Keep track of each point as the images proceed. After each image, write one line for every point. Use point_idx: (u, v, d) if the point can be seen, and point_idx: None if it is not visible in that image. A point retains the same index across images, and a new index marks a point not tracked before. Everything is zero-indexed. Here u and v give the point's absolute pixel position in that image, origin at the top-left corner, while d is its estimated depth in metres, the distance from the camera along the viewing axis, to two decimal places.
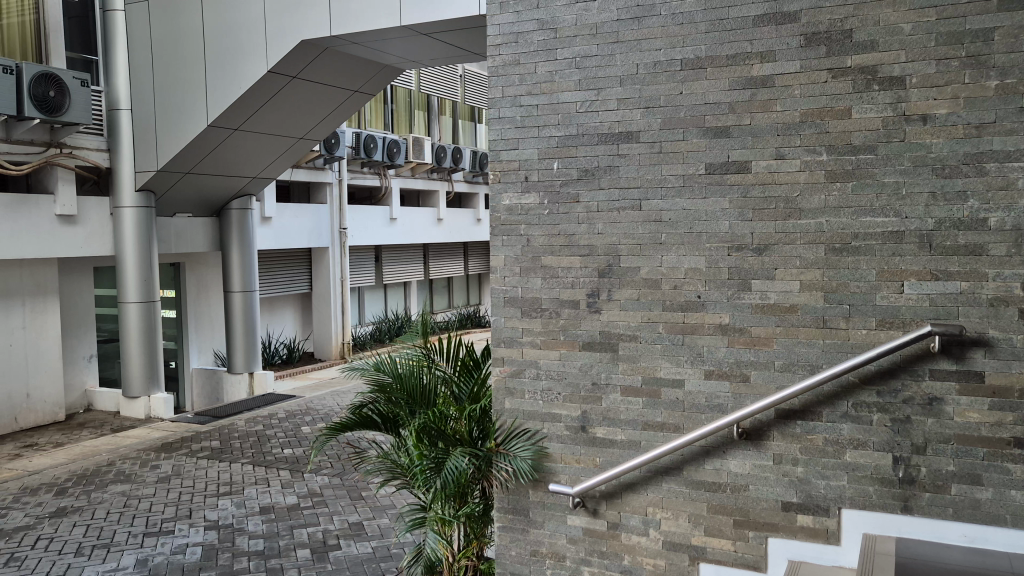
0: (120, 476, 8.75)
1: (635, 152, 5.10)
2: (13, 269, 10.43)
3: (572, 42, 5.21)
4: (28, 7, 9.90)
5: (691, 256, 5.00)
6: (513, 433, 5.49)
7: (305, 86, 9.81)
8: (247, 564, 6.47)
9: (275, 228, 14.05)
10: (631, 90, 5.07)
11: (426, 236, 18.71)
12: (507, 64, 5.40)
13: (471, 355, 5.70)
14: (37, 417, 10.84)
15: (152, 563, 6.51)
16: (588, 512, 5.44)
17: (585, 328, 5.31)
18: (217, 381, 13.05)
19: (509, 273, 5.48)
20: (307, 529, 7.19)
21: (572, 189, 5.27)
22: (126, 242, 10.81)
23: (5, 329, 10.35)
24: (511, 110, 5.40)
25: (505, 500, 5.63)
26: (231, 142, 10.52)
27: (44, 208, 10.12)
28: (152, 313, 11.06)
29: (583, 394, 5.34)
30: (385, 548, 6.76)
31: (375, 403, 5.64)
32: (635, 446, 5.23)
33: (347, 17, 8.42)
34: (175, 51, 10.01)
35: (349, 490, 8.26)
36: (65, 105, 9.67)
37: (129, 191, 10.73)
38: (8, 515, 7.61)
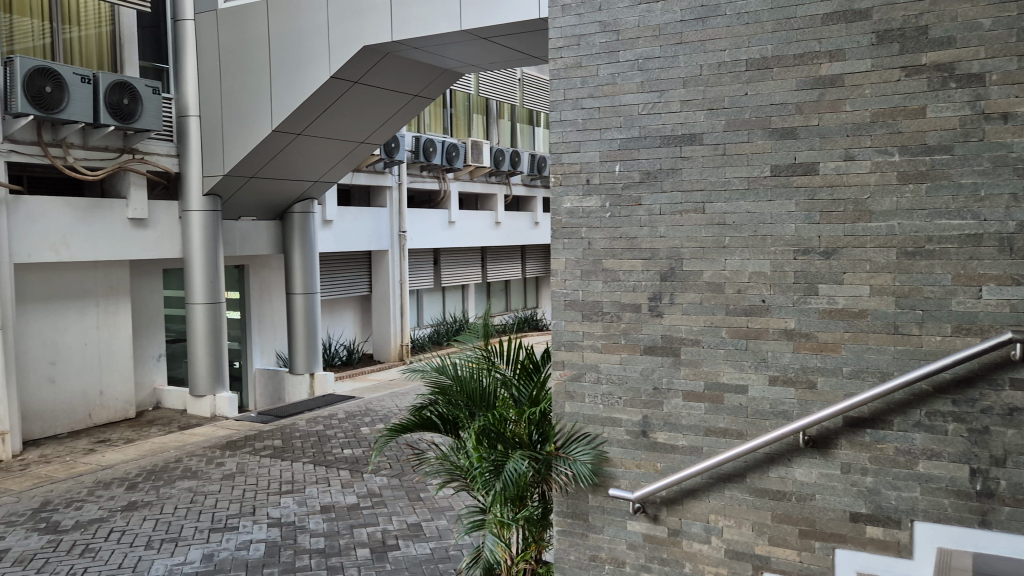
0: (187, 472, 8.98)
1: (698, 154, 5.03)
2: (88, 270, 10.80)
3: (635, 44, 5.17)
4: (105, 18, 10.31)
5: (756, 259, 4.91)
6: (573, 437, 5.48)
7: (366, 91, 9.95)
8: (308, 562, 6.57)
9: (336, 230, 14.27)
10: (693, 91, 5.02)
11: (485, 238, 18.79)
12: (568, 67, 5.39)
13: (531, 358, 5.71)
14: (109, 414, 11.18)
15: (218, 558, 6.65)
16: (648, 517, 5.38)
17: (647, 332, 5.25)
18: (279, 381, 13.31)
19: (570, 275, 5.46)
20: (366, 528, 7.28)
21: (633, 192, 5.23)
22: (194, 244, 11.08)
23: (80, 328, 10.72)
24: (573, 112, 5.38)
25: (565, 504, 5.60)
26: (294, 146, 10.71)
27: (117, 212, 10.47)
28: (218, 314, 11.31)
29: (644, 399, 5.29)
30: (444, 549, 6.79)
31: (434, 406, 5.67)
32: (697, 451, 5.15)
33: (408, 22, 8.52)
34: (241, 58, 10.26)
35: (408, 491, 8.33)
36: (137, 112, 9.99)
37: (196, 196, 10.99)
38: (83, 507, 7.88)
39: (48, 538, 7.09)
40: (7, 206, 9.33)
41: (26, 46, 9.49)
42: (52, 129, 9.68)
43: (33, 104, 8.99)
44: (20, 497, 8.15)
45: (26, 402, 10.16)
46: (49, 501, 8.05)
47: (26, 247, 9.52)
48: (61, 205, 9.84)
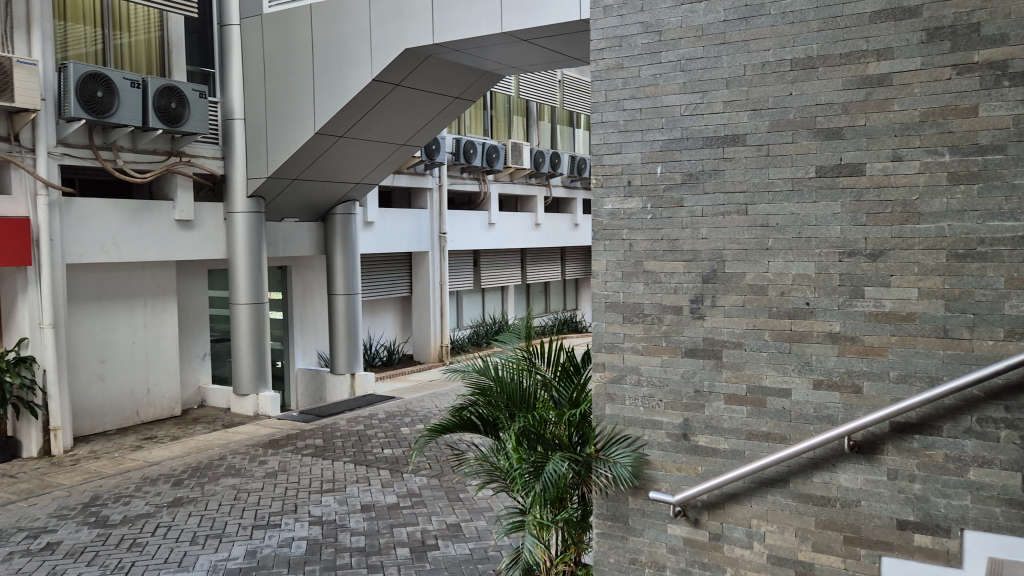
0: (231, 470, 9.14)
1: (741, 156, 4.98)
2: (136, 271, 11.04)
3: (677, 44, 5.14)
4: (154, 24, 10.56)
5: (800, 261, 4.85)
6: (613, 439, 5.45)
7: (407, 94, 10.02)
8: (349, 560, 6.63)
9: (377, 232, 14.40)
10: (736, 92, 4.97)
11: (524, 240, 18.79)
12: (610, 68, 5.37)
13: (572, 359, 5.70)
14: (156, 412, 11.41)
15: (260, 554, 6.75)
16: (689, 521, 5.34)
17: (688, 334, 5.21)
18: (321, 381, 13.46)
19: (611, 277, 5.43)
20: (406, 528, 7.33)
21: (675, 194, 5.19)
22: (239, 246, 11.26)
23: (128, 328, 10.97)
24: (614, 114, 5.36)
25: (605, 506, 5.58)
26: (336, 149, 10.83)
27: (164, 213, 10.69)
28: (261, 314, 11.48)
29: (685, 401, 5.24)
30: (483, 550, 6.81)
31: (474, 406, 5.70)
32: (738, 455, 5.10)
33: (450, 25, 8.58)
34: (286, 62, 10.41)
35: (448, 491, 8.37)
36: (184, 116, 10.19)
37: (241, 198, 11.17)
38: (131, 502, 8.05)
39: (98, 532, 7.27)
40: (60, 208, 9.58)
41: (79, 52, 9.77)
42: (103, 133, 9.93)
43: (86, 109, 9.25)
44: (71, 492, 8.36)
45: (77, 399, 10.42)
46: (99, 496, 8.25)
47: (77, 248, 9.77)
48: (111, 207, 10.08)
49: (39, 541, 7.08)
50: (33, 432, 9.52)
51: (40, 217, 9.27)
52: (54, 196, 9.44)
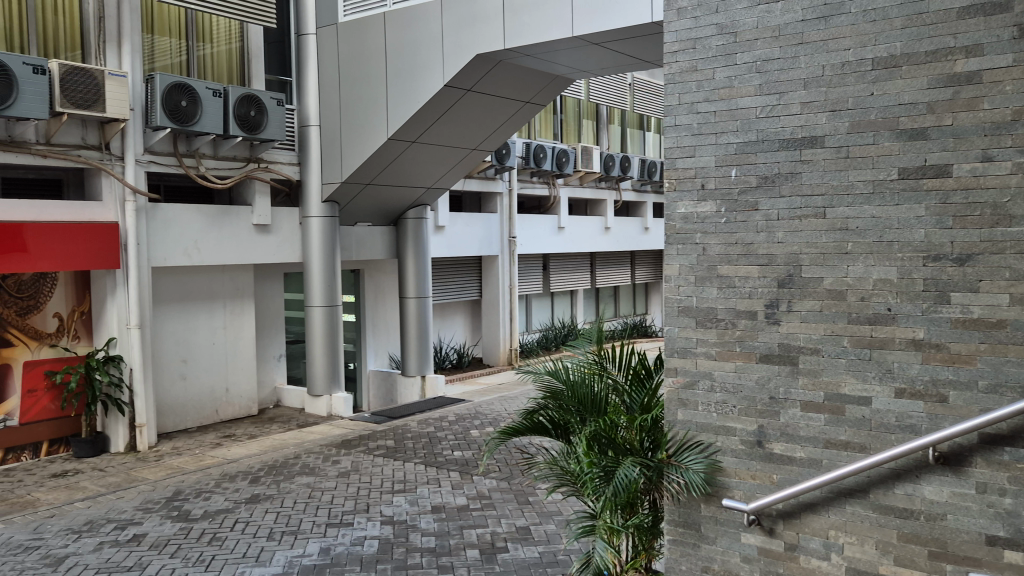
0: (305, 469, 9.35)
1: (820, 158, 4.87)
2: (216, 273, 11.42)
3: (753, 45, 5.06)
4: (234, 35, 10.91)
5: (882, 265, 4.72)
6: (685, 445, 5.39)
7: (479, 99, 10.12)
8: (420, 560, 6.72)
9: (448, 236, 14.57)
10: (815, 93, 4.87)
11: (594, 244, 18.74)
12: (684, 71, 5.31)
13: (644, 364, 5.66)
14: (235, 410, 11.76)
15: (334, 552, 6.89)
16: (764, 530, 5.24)
17: (763, 339, 5.11)
18: (392, 382, 13.66)
19: (684, 281, 5.36)
20: (475, 530, 7.39)
21: (750, 197, 5.11)
22: (314, 250, 11.52)
23: (209, 328, 11.34)
24: (688, 117, 5.31)
25: (676, 513, 5.52)
26: (408, 154, 11.00)
27: (243, 218, 11.02)
28: (335, 316, 11.72)
29: (760, 408, 5.15)
30: (552, 554, 6.81)
31: (546, 410, 5.72)
32: (816, 464, 4.98)
33: (521, 30, 8.64)
34: (360, 69, 10.62)
35: (517, 494, 8.39)
36: (263, 123, 10.49)
37: (316, 202, 11.43)
38: (211, 498, 8.32)
39: (181, 526, 7.53)
40: (147, 214, 9.98)
41: (165, 64, 10.18)
42: (186, 141, 10.30)
43: (171, 118, 9.63)
44: (155, 486, 8.69)
45: (161, 397, 10.81)
46: (181, 491, 8.54)
47: (162, 252, 10.14)
48: (193, 212, 10.44)
49: (126, 533, 7.37)
50: (120, 428, 9.93)
51: (128, 223, 9.67)
52: (141, 201, 9.85)
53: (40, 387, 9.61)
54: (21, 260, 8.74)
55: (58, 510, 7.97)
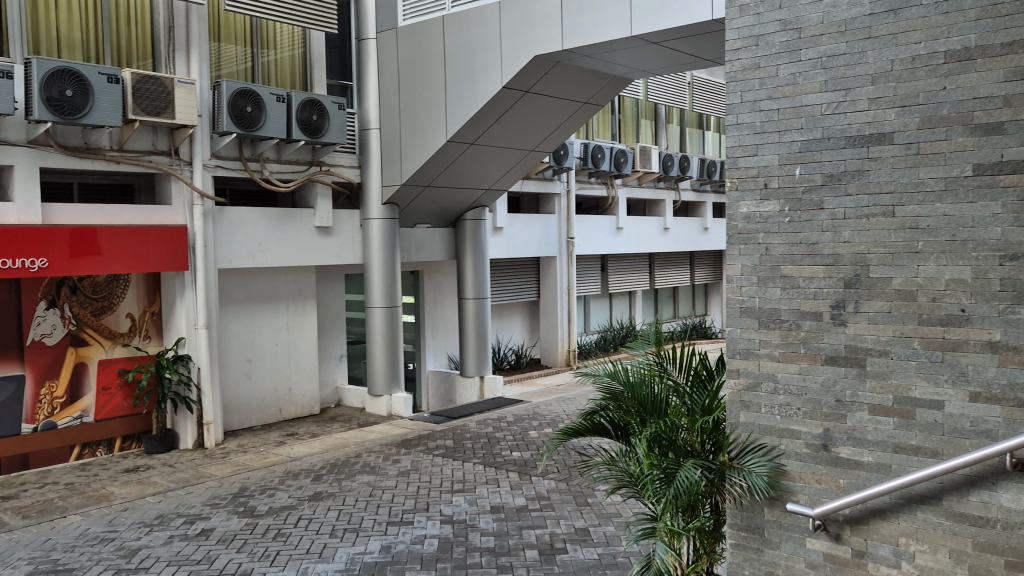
0: (366, 467, 9.48)
1: (888, 155, 4.76)
2: (279, 275, 11.67)
3: (818, 41, 4.96)
4: (297, 41, 11.14)
5: (955, 265, 4.58)
6: (747, 448, 5.31)
7: (537, 100, 10.14)
8: (479, 559, 6.75)
9: (506, 237, 14.64)
10: (883, 89, 4.75)
11: (652, 245, 18.58)
12: (747, 68, 5.24)
13: (705, 365, 5.60)
14: (297, 409, 11.99)
15: (395, 550, 6.98)
16: (830, 536, 5.13)
17: (830, 340, 5.00)
18: (450, 383, 13.76)
19: (747, 282, 5.27)
20: (534, 530, 7.39)
21: (815, 196, 5.01)
22: (374, 251, 11.69)
23: (273, 329, 11.60)
24: (751, 115, 5.23)
25: (739, 517, 5.45)
26: (467, 156, 11.07)
27: (306, 220, 11.24)
28: (395, 317, 11.86)
29: (825, 411, 5.04)
30: (611, 556, 6.77)
31: (606, 411, 5.69)
32: (884, 469, 4.85)
33: (579, 30, 8.64)
34: (419, 73, 10.73)
35: (576, 495, 8.37)
36: (325, 127, 10.68)
37: (376, 205, 11.59)
38: (275, 495, 8.50)
39: (247, 521, 7.71)
40: (214, 217, 10.25)
41: (231, 70, 10.46)
42: (251, 146, 10.55)
43: (237, 123, 9.88)
44: (222, 482, 8.92)
45: (227, 395, 11.09)
46: (247, 487, 8.75)
47: (228, 254, 10.41)
48: (258, 215, 10.69)
49: (195, 527, 7.58)
50: (189, 425, 10.21)
51: (196, 226, 9.95)
52: (208, 205, 10.11)
53: (113, 386, 9.95)
54: (96, 263, 9.05)
55: (131, 504, 8.24)
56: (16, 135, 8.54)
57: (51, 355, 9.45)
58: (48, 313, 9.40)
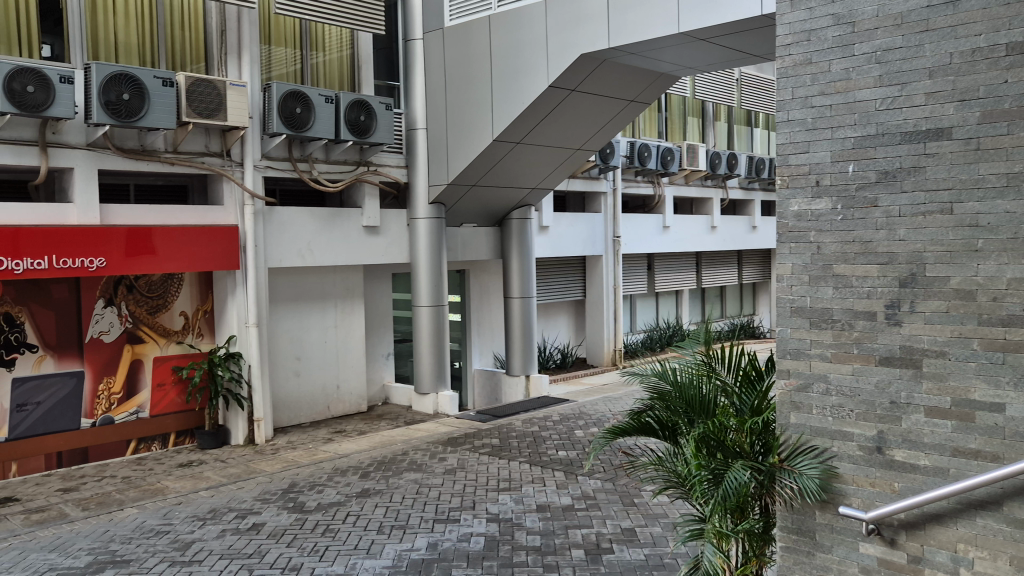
0: (413, 464, 9.56)
1: (946, 151, 4.64)
2: (327, 274, 11.82)
3: (873, 35, 4.85)
4: (345, 43, 11.27)
5: (1016, 264, 4.45)
6: (798, 450, 5.21)
7: (583, 98, 10.10)
8: (525, 558, 6.76)
9: (552, 236, 14.63)
10: (941, 82, 4.63)
11: (699, 244, 18.40)
12: (798, 64, 5.16)
13: (754, 365, 5.53)
14: (345, 407, 12.13)
15: (442, 547, 7.02)
16: (884, 541, 5.02)
17: (883, 341, 4.89)
18: (496, 382, 13.79)
19: (797, 281, 5.19)
20: (580, 530, 7.37)
21: (869, 193, 4.91)
22: (421, 250, 11.77)
23: (321, 327, 11.75)
24: (802, 111, 5.15)
25: (789, 519, 5.36)
26: (513, 155, 11.08)
27: (354, 220, 11.36)
28: (441, 315, 11.93)
29: (879, 413, 4.93)
30: (658, 557, 6.72)
31: (653, 411, 5.63)
32: (942, 473, 4.73)
33: (626, 28, 8.59)
34: (465, 72, 10.78)
35: (622, 495, 8.33)
36: (372, 128, 10.79)
37: (423, 204, 11.67)
38: (324, 491, 8.62)
39: (296, 517, 7.83)
40: (264, 217, 10.43)
41: (281, 72, 10.63)
42: (300, 146, 10.70)
43: (286, 124, 10.03)
44: (272, 478, 9.07)
45: (277, 392, 11.27)
46: (296, 483, 8.89)
47: (278, 253, 10.58)
48: (307, 215, 10.84)
49: (246, 521, 7.73)
50: (240, 422, 10.40)
51: (247, 226, 10.13)
52: (259, 205, 10.29)
53: (168, 382, 10.18)
54: (151, 262, 9.26)
55: (185, 498, 8.43)
56: (76, 138, 8.79)
57: (108, 352, 9.70)
58: (105, 311, 9.66)
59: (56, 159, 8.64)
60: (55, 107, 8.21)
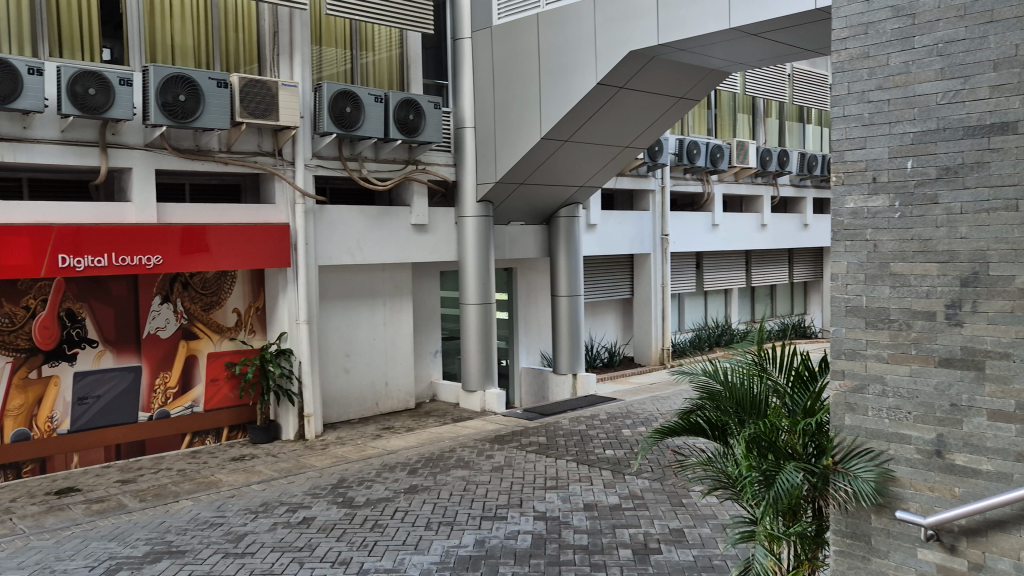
0: (461, 461, 9.61)
1: (1012, 146, 4.49)
2: (376, 271, 11.95)
3: (934, 27, 4.73)
4: (395, 43, 11.37)
5: None
6: (853, 452, 5.11)
7: (632, 96, 10.04)
8: (572, 556, 6.75)
9: (600, 234, 14.56)
10: (1007, 75, 4.49)
11: (749, 242, 18.14)
12: (855, 58, 5.06)
13: (807, 365, 5.42)
14: (393, 404, 12.23)
15: (489, 544, 7.04)
16: (944, 547, 4.86)
17: (943, 342, 4.76)
18: (543, 380, 13.78)
19: (852, 280, 5.10)
20: (628, 529, 7.33)
21: (928, 189, 4.79)
22: (469, 249, 11.82)
23: (370, 324, 11.88)
24: (858, 106, 5.05)
25: (843, 522, 5.28)
26: (562, 153, 11.05)
27: (403, 218, 11.46)
28: (489, 313, 11.96)
29: (939, 415, 4.80)
30: (707, 558, 6.64)
31: (702, 411, 5.57)
32: (1005, 478, 4.57)
33: (676, 25, 8.50)
34: (514, 71, 10.78)
35: (671, 495, 8.25)
36: (421, 126, 10.86)
37: (471, 202, 11.72)
38: (373, 486, 8.72)
39: (346, 511, 7.92)
40: (315, 215, 10.57)
41: (332, 72, 10.76)
42: (350, 146, 10.81)
43: (337, 124, 10.15)
44: (322, 473, 9.19)
45: (327, 388, 11.41)
46: (346, 478, 9.00)
47: (328, 251, 10.72)
48: (357, 213, 10.96)
49: (297, 515, 7.85)
50: (291, 417, 10.56)
51: (298, 224, 10.28)
52: (310, 204, 10.44)
53: (221, 377, 10.40)
54: (205, 259, 9.44)
55: (238, 491, 8.59)
56: (134, 139, 9.00)
57: (164, 347, 9.93)
58: (162, 307, 9.89)
59: (115, 159, 8.86)
60: (115, 109, 8.42)
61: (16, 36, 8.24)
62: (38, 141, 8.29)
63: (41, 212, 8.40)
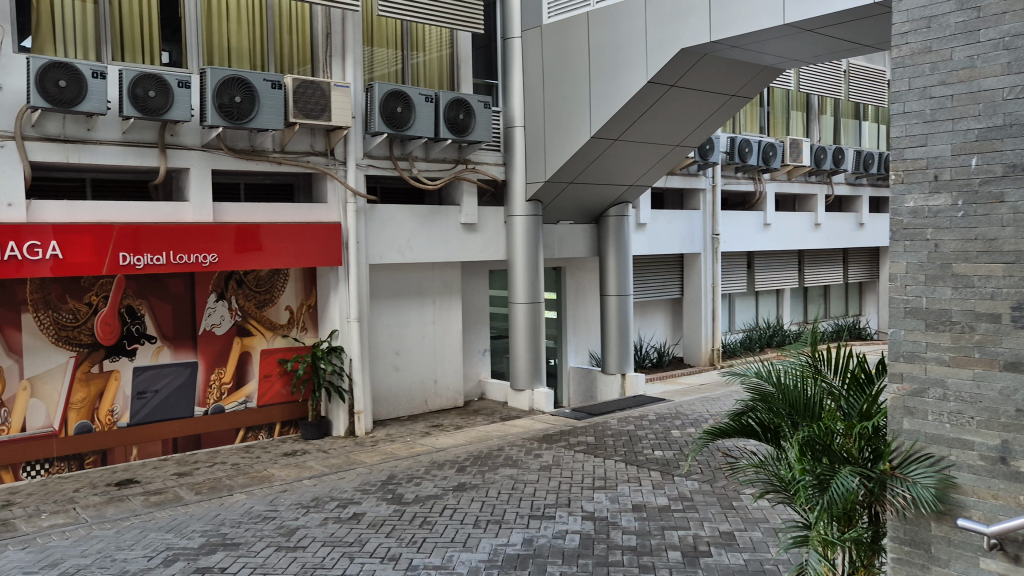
0: (509, 460, 9.63)
1: None
2: (426, 270, 12.04)
3: (1000, 20, 4.58)
4: (445, 43, 11.44)
5: None
6: (911, 457, 4.97)
7: (683, 94, 9.93)
8: (621, 557, 6.71)
9: (649, 234, 14.45)
10: None
11: (802, 241, 17.82)
12: (917, 53, 4.94)
13: (863, 368, 5.34)
14: (443, 402, 12.31)
15: (537, 543, 7.04)
16: (1007, 557, 4.67)
17: (1008, 345, 4.61)
18: (592, 380, 13.73)
19: (912, 281, 4.98)
20: (678, 531, 7.26)
21: (994, 188, 4.64)
22: (518, 248, 11.83)
23: (419, 323, 11.97)
24: (919, 103, 4.94)
25: (902, 530, 5.15)
26: (612, 152, 10.99)
27: (453, 217, 11.52)
28: (537, 312, 11.95)
29: (1004, 421, 4.63)
30: (758, 563, 6.55)
31: (754, 412, 5.48)
32: None
33: (728, 21, 8.39)
34: (564, 69, 10.75)
35: (721, 498, 8.16)
36: (471, 126, 10.91)
37: (520, 202, 11.73)
38: (422, 483, 8.78)
39: (395, 508, 7.99)
40: (366, 215, 10.68)
41: (383, 72, 10.87)
42: (401, 145, 10.91)
43: (388, 124, 10.23)
44: (372, 469, 9.29)
45: (378, 385, 11.54)
46: (395, 475, 9.08)
47: (379, 249, 10.83)
48: (407, 212, 11.05)
49: (347, 510, 7.94)
50: (341, 413, 10.69)
51: (349, 223, 10.40)
52: (361, 203, 10.55)
53: (274, 373, 10.59)
54: (259, 257, 9.60)
55: (290, 486, 8.73)
56: (192, 140, 9.21)
57: (219, 344, 10.13)
58: (217, 305, 10.09)
59: (174, 160, 9.08)
60: (174, 111, 8.62)
61: (81, 43, 8.55)
62: (101, 142, 8.54)
63: (103, 211, 8.65)
